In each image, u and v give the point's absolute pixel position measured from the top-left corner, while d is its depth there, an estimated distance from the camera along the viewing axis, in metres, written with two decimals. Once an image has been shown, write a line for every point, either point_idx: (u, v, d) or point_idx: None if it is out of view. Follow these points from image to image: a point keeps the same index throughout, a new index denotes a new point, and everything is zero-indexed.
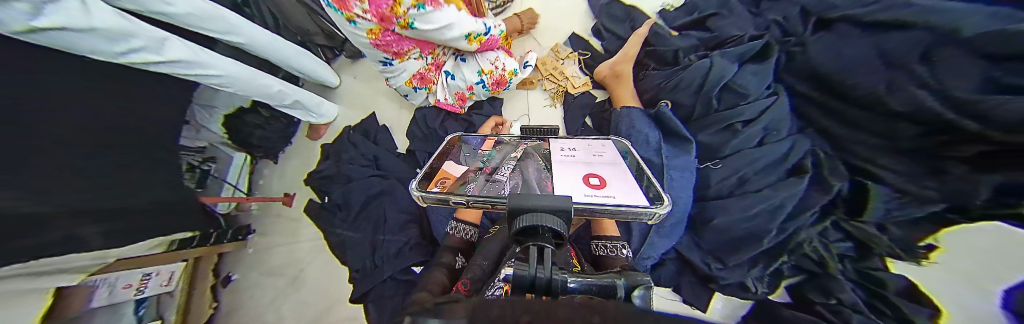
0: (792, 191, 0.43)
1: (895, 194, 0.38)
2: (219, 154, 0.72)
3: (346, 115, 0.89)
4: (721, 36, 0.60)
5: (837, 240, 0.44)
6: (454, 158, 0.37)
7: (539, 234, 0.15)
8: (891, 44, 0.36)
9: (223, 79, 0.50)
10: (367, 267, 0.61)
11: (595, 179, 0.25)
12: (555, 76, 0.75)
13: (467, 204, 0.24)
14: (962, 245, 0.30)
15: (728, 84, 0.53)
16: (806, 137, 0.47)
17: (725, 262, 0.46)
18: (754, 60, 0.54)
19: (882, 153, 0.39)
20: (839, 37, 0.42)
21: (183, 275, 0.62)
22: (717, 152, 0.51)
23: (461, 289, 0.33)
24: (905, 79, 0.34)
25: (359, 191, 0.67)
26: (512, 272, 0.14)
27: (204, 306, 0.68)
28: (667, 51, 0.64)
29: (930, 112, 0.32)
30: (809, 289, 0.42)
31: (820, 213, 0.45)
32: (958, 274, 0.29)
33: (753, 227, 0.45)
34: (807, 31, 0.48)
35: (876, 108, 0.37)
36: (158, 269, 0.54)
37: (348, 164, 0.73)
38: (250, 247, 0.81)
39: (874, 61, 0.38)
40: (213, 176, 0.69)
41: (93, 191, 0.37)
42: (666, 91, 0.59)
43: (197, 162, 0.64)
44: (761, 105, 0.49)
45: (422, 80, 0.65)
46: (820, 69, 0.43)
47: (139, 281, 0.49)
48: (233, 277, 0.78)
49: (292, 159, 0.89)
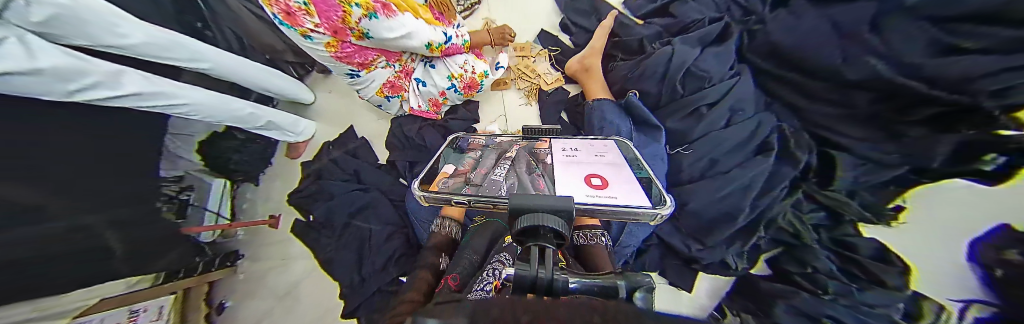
0: (759, 169, 0.44)
1: (859, 162, 0.41)
2: (197, 183, 0.69)
3: (323, 132, 0.87)
4: (686, 20, 0.59)
5: (810, 210, 0.45)
6: (446, 160, 0.36)
7: (541, 235, 0.14)
8: (843, 15, 0.37)
9: (190, 108, 0.49)
10: (355, 281, 0.60)
11: (596, 179, 0.24)
12: (527, 74, 0.75)
13: (468, 204, 0.24)
14: (934, 204, 0.33)
15: (690, 69, 0.53)
16: (767, 117, 0.48)
17: (703, 242, 0.47)
18: (714, 44, 0.55)
19: (842, 122, 0.41)
20: (793, 16, 0.43)
21: (174, 309, 0.60)
22: (685, 137, 0.51)
23: (448, 284, 0.33)
24: (858, 50, 0.36)
25: (342, 207, 0.66)
26: (511, 271, 0.13)
27: None
28: (632, 40, 0.64)
29: (885, 81, 0.34)
30: (785, 262, 0.45)
31: (791, 185, 0.46)
32: (932, 231, 0.32)
33: (727, 207, 0.45)
34: (766, 8, 0.49)
35: (833, 80, 0.39)
36: (146, 305, 0.52)
37: (329, 180, 0.72)
38: (240, 273, 0.80)
39: (828, 32, 0.39)
40: (193, 205, 0.67)
41: (76, 230, 0.37)
42: (632, 81, 0.58)
43: (176, 191, 0.62)
44: (725, 87, 0.49)
45: (393, 89, 0.65)
46: (779, 46, 0.45)
47: (128, 317, 0.48)
48: (228, 304, 0.77)
49: (274, 181, 0.88)
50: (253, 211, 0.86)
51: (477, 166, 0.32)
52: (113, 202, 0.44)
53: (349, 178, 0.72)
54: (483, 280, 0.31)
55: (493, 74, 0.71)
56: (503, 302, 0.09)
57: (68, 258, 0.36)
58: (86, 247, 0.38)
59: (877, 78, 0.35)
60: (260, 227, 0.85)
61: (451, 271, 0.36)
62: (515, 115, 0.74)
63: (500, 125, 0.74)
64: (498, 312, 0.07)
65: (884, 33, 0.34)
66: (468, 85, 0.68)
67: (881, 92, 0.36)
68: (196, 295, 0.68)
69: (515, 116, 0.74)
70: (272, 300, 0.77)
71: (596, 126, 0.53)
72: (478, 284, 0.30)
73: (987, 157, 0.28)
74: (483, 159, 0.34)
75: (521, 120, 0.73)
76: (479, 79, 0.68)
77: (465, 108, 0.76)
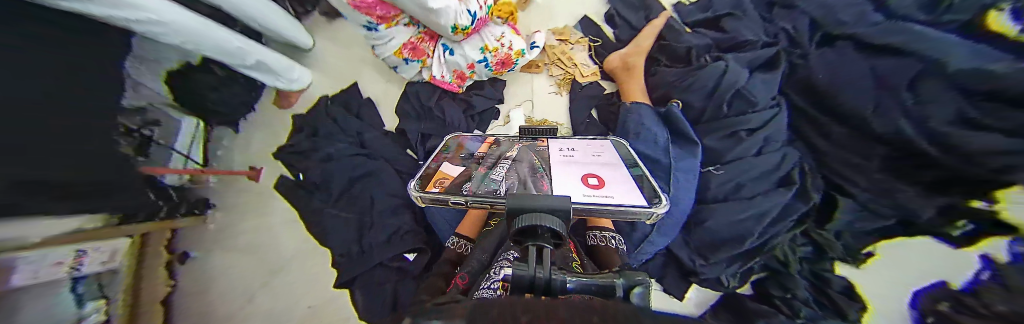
0: (776, 200, 0.48)
1: (858, 208, 0.47)
2: (164, 118, 0.60)
3: (320, 84, 0.82)
4: (738, 38, 0.60)
5: (802, 244, 0.51)
6: (448, 160, 0.40)
7: (540, 235, 0.17)
8: (884, 69, 0.44)
9: (168, 30, 0.37)
10: (354, 252, 0.60)
11: (593, 179, 0.28)
12: (563, 61, 0.74)
13: (467, 204, 0.27)
14: (901, 256, 0.45)
15: (740, 90, 0.54)
16: (796, 152, 0.52)
17: (708, 258, 0.50)
18: (762, 69, 0.56)
19: (852, 171, 0.46)
20: (838, 55, 0.49)
21: (129, 253, 0.54)
22: (719, 157, 0.53)
23: (457, 283, 0.33)
24: (890, 101, 0.42)
25: (339, 173, 0.63)
26: (512, 272, 0.16)
27: (159, 284, 0.63)
28: (680, 47, 0.64)
29: (904, 138, 0.41)
30: (769, 286, 0.52)
31: (797, 221, 0.50)
32: (896, 276, 0.44)
33: (742, 230, 0.48)
34: (813, 43, 0.53)
35: (857, 128, 0.45)
36: (98, 246, 0.46)
37: (327, 140, 0.68)
38: (211, 223, 0.74)
39: (869, 80, 0.45)
40: (157, 143, 0.58)
41: (69, 154, 0.32)
42: (677, 90, 0.59)
43: (136, 126, 0.52)
44: (766, 116, 0.52)
45: (414, 52, 0.64)
46: (815, 82, 0.50)
47: (74, 257, 0.40)
48: (191, 254, 0.71)
49: (254, 132, 0.81)
50: (230, 159, 0.78)
51: (481, 165, 0.35)
52: (94, 132, 0.37)
53: (351, 141, 0.68)
54: (490, 278, 0.31)
55: (528, 53, 0.69)
56: (503, 305, 0.11)
57: (53, 187, 0.31)
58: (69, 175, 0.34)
59: (899, 134, 0.41)
60: (236, 178, 0.78)
61: (461, 270, 0.37)
62: (543, 101, 0.73)
63: (526, 109, 0.73)
64: (512, 311, 0.10)
65: (919, 93, 0.41)
66: (502, 61, 0.67)
67: (894, 148, 0.42)
68: (158, 241, 0.62)
69: (542, 103, 0.73)
70: (246, 260, 0.73)
71: (630, 130, 0.54)
72: (484, 282, 0.31)
73: (959, 222, 0.40)
74: (487, 159, 0.38)
75: (547, 107, 0.73)
76: (513, 57, 0.66)
77: (491, 85, 0.74)
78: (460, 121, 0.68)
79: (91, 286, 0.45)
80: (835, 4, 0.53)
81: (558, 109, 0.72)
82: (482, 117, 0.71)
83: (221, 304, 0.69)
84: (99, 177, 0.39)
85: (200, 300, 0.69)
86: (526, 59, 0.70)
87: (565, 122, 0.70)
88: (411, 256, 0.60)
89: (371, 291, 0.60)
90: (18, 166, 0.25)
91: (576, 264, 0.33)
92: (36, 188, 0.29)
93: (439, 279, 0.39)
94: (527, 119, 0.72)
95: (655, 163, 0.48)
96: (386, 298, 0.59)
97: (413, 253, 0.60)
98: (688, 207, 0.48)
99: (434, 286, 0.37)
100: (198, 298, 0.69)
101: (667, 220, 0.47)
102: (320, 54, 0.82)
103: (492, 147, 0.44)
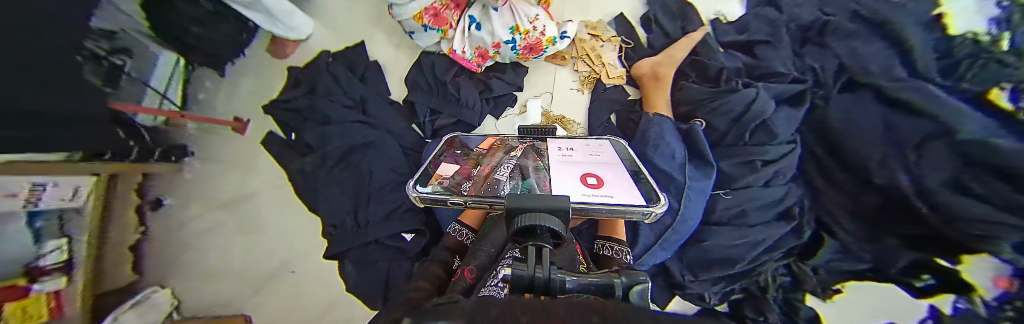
0: (776, 231, 0.54)
1: (839, 248, 0.53)
2: (139, 46, 0.52)
3: (323, 38, 0.77)
4: (770, 68, 0.60)
5: (783, 274, 0.59)
6: (444, 159, 0.41)
7: (539, 234, 0.16)
8: (899, 123, 0.46)
9: None
10: (344, 225, 0.59)
11: (592, 178, 0.27)
12: (590, 58, 0.76)
13: (465, 204, 0.28)
14: (863, 295, 0.53)
15: (765, 120, 0.55)
16: (797, 189, 0.56)
17: (697, 275, 0.56)
18: (789, 102, 0.57)
19: (842, 211, 0.52)
20: (855, 100, 0.51)
21: (96, 191, 0.50)
22: (733, 182, 0.56)
23: (464, 277, 0.34)
24: (893, 157, 0.46)
25: (337, 137, 0.62)
26: (510, 273, 0.14)
27: (129, 232, 0.57)
28: (713, 66, 0.65)
29: (895, 189, 0.45)
30: (745, 307, 0.59)
31: (786, 253, 0.57)
32: (854, 310, 0.53)
33: (733, 253, 0.55)
34: (836, 86, 0.54)
35: (859, 175, 0.49)
36: (54, 181, 0.41)
37: (327, 100, 0.64)
38: (188, 172, 0.67)
39: (882, 136, 0.47)
40: (128, 77, 0.51)
41: (59, 91, 0.31)
42: (704, 109, 0.61)
43: (106, 52, 0.43)
44: (783, 150, 0.54)
45: (435, 20, 0.61)
46: (828, 125, 0.52)
47: (30, 190, 0.37)
48: (166, 201, 0.64)
49: (245, 79, 0.76)
50: (213, 106, 0.72)
51: (480, 164, 0.38)
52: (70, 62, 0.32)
53: (352, 105, 0.66)
54: (495, 276, 0.30)
55: (559, 43, 0.69)
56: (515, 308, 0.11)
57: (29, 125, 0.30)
58: (54, 112, 0.32)
59: (892, 186, 0.45)
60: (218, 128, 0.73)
61: (465, 263, 0.38)
62: (562, 95, 0.76)
63: (544, 101, 0.76)
64: (508, 310, 0.10)
65: (925, 157, 0.44)
66: (529, 46, 0.65)
67: (887, 199, 0.47)
68: (125, 185, 0.56)
69: (561, 97, 0.76)
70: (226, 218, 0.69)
71: (649, 139, 0.54)
72: (489, 280, 0.30)
73: (925, 276, 0.48)
74: (490, 159, 0.39)
75: (567, 103, 0.76)
76: (544, 44, 0.65)
77: (512, 70, 0.74)
78: (476, 102, 0.69)
79: (49, 222, 0.42)
80: (863, 51, 0.53)
81: (576, 107, 0.75)
82: (497, 102, 0.73)
83: None
84: (66, 115, 0.36)
85: (174, 256, 0.63)
86: (556, 48, 0.70)
87: (582, 121, 0.74)
88: (408, 236, 0.60)
89: (362, 266, 0.60)
90: (12, 108, 0.24)
91: (582, 267, 0.34)
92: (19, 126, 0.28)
93: (438, 266, 0.39)
94: (543, 111, 0.75)
95: (670, 181, 0.50)
96: (379, 273, 0.59)
97: (410, 234, 0.60)
98: (693, 227, 0.51)
99: (432, 273, 0.36)
100: (181, 258, 0.64)
101: (674, 236, 0.50)
102: (335, 11, 0.79)
103: (490, 146, 0.46)
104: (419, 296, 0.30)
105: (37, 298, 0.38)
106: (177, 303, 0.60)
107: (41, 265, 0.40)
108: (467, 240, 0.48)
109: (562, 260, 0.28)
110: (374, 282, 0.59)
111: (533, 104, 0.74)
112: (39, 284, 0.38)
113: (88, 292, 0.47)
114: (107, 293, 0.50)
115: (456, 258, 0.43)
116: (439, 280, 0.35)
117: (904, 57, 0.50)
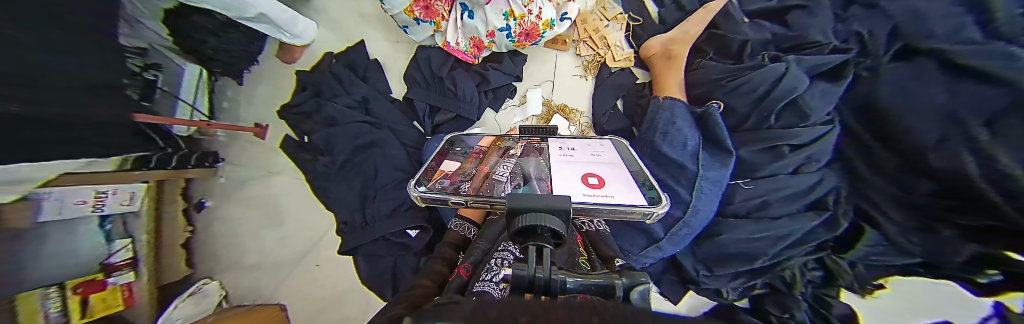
0: (803, 224, 0.50)
1: (882, 241, 0.50)
2: (164, 62, 0.57)
3: (326, 41, 0.79)
4: (805, 37, 0.53)
5: (812, 268, 0.58)
6: (449, 156, 0.41)
7: (539, 234, 0.14)
8: (963, 95, 0.37)
9: None
10: (357, 222, 0.62)
11: (593, 178, 0.25)
12: (594, 40, 0.72)
13: (466, 203, 0.26)
14: (909, 292, 0.47)
15: (795, 99, 0.49)
16: (832, 174, 0.52)
17: (713, 270, 0.54)
18: (826, 77, 0.50)
19: (887, 200, 0.47)
20: (913, 71, 0.43)
21: (149, 196, 0.59)
22: (753, 172, 0.52)
23: (461, 273, 0.35)
24: (959, 138, 0.37)
25: (344, 138, 0.64)
26: (511, 272, 0.13)
27: (178, 231, 0.66)
28: (734, 40, 0.59)
29: (957, 175, 0.37)
30: (769, 305, 0.57)
31: (815, 245, 0.53)
32: (894, 306, 0.47)
33: (753, 248, 0.51)
34: (886, 55, 0.47)
35: (913, 160, 0.42)
36: (116, 188, 0.50)
37: (332, 102, 0.67)
38: (220, 176, 0.75)
39: (939, 110, 0.39)
40: (162, 91, 0.57)
41: (90, 111, 0.35)
42: (722, 91, 0.55)
43: (140, 68, 0.49)
44: (817, 132, 0.47)
45: (427, 12, 0.60)
46: (876, 102, 0.46)
47: (94, 198, 0.46)
48: (206, 203, 0.73)
49: (259, 86, 0.80)
50: (236, 113, 0.78)
51: (478, 164, 0.37)
52: (98, 85, 0.35)
53: (355, 105, 0.67)
54: (491, 273, 0.32)
55: (557, 26, 0.64)
56: (503, 306, 0.10)
57: (58, 144, 0.33)
58: (82, 129, 0.35)
59: (953, 170, 0.38)
60: (241, 135, 0.79)
61: (465, 260, 0.39)
62: (564, 83, 0.73)
63: (545, 90, 0.73)
64: (505, 310, 0.09)
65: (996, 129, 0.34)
66: (525, 32, 0.61)
67: (943, 186, 0.40)
68: (172, 188, 0.65)
69: (563, 84, 0.73)
70: (251, 217, 0.76)
71: (659, 127, 0.51)
72: (484, 276, 0.31)
73: (989, 271, 0.39)
74: (490, 158, 0.38)
75: (569, 89, 0.73)
76: (541, 28, 0.61)
77: (510, 59, 0.72)
78: (473, 95, 0.68)
79: (116, 224, 0.51)
80: (927, 11, 0.45)
81: (580, 94, 0.72)
82: (497, 94, 0.72)
83: (244, 254, 0.74)
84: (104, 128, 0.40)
85: (218, 252, 0.72)
86: (555, 32, 0.65)
87: (586, 110, 0.71)
88: (413, 233, 0.61)
89: (372, 261, 0.64)
90: (32, 123, 0.27)
91: (583, 261, 0.35)
92: (43, 145, 0.31)
93: (441, 264, 0.39)
94: (544, 101, 0.73)
95: (679, 168, 0.47)
96: (386, 267, 0.63)
97: (415, 230, 0.61)
98: (709, 217, 0.48)
99: (434, 271, 0.37)
100: (221, 254, 0.72)
101: (683, 228, 0.47)
102: (339, 9, 0.80)
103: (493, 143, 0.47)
104: (424, 292, 0.31)
105: (115, 289, 0.48)
106: (225, 293, 0.70)
107: (113, 262, 0.49)
108: (469, 233, 0.49)
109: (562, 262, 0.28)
110: (383, 275, 0.63)
111: (535, 94, 0.72)
112: (113, 278, 0.48)
113: (152, 286, 0.57)
114: (168, 285, 0.60)
115: (460, 254, 0.44)
116: (440, 277, 0.36)
117: (981, 12, 0.40)
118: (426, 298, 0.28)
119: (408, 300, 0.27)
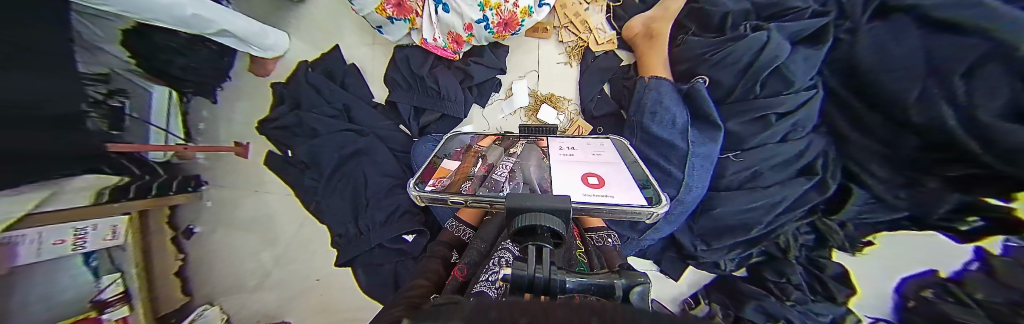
0: (795, 189, 0.51)
1: (870, 199, 0.51)
2: (131, 87, 0.54)
3: (299, 49, 0.76)
4: (782, 5, 0.54)
5: (806, 233, 0.58)
6: (444, 157, 0.41)
7: (539, 234, 0.14)
8: (939, 51, 0.38)
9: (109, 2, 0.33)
10: (351, 233, 0.61)
11: (593, 178, 0.25)
12: (576, 25, 0.71)
13: (466, 203, 0.25)
14: (899, 247, 0.52)
15: (779, 66, 0.48)
16: (820, 139, 0.53)
17: (710, 245, 0.56)
18: (806, 42, 0.51)
19: (874, 161, 0.48)
20: (888, 29, 0.43)
21: (131, 227, 0.56)
22: (742, 143, 0.52)
23: (456, 276, 0.34)
24: (938, 92, 0.38)
25: (330, 148, 0.63)
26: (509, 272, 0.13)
27: (171, 258, 0.66)
28: (715, 13, 0.58)
29: (940, 128, 0.38)
30: (766, 270, 0.59)
31: (808, 210, 0.55)
32: (887, 264, 0.52)
33: (747, 218, 0.53)
34: (864, 15, 0.46)
35: (897, 119, 0.43)
36: (95, 223, 0.47)
37: (312, 112, 0.65)
38: (207, 200, 0.75)
39: (919, 66, 0.39)
40: (132, 117, 0.54)
41: (30, 150, 0.32)
42: (706, 65, 0.55)
43: (104, 95, 0.47)
44: (801, 99, 0.48)
45: (399, 9, 0.57)
46: (859, 65, 0.45)
47: (74, 235, 0.44)
48: (195, 230, 0.73)
49: (236, 102, 0.77)
50: (215, 133, 0.76)
51: (478, 163, 0.36)
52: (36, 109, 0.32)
53: (337, 114, 0.66)
54: (490, 273, 0.30)
55: (536, 13, 0.61)
56: (506, 303, 0.09)
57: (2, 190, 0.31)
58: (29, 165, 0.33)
59: (934, 124, 0.39)
60: (223, 155, 0.76)
61: (462, 260, 0.38)
62: (549, 72, 0.72)
63: (530, 80, 0.72)
64: (504, 310, 0.08)
65: (973, 83, 0.36)
66: (504, 22, 0.59)
67: (927, 141, 0.41)
68: (156, 218, 0.63)
69: (548, 73, 0.72)
70: (247, 238, 0.75)
71: (646, 108, 0.51)
72: (483, 276, 0.31)
73: (970, 219, 0.43)
74: (488, 157, 0.38)
75: (555, 78, 0.72)
76: (519, 16, 0.58)
77: (493, 52, 0.71)
78: (458, 92, 0.66)
79: (102, 259, 0.49)
80: None
81: (567, 82, 0.72)
82: (482, 89, 0.70)
83: (243, 276, 0.73)
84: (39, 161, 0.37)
85: (215, 276, 0.72)
86: (534, 19, 0.62)
87: (572, 98, 0.71)
88: (410, 238, 0.61)
89: (371, 270, 0.63)
90: None
91: (581, 256, 0.36)
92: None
93: (438, 263, 0.39)
94: (531, 91, 0.72)
95: (666, 147, 0.48)
96: (387, 274, 0.63)
97: (411, 235, 0.61)
98: (700, 195, 0.48)
99: (431, 271, 0.37)
100: (222, 277, 0.73)
101: (678, 207, 0.48)
102: (310, 14, 0.77)
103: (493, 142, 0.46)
104: (421, 292, 0.30)
105: None
106: (227, 316, 0.68)
107: (104, 298, 0.47)
108: (465, 235, 0.49)
109: (560, 260, 0.28)
110: (384, 283, 0.63)
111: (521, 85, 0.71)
112: (107, 314, 0.46)
113: (148, 314, 0.56)
114: (166, 314, 0.60)
115: (454, 253, 0.44)
116: (439, 277, 0.36)
117: None
118: (423, 299, 0.28)
119: (406, 301, 0.27)
